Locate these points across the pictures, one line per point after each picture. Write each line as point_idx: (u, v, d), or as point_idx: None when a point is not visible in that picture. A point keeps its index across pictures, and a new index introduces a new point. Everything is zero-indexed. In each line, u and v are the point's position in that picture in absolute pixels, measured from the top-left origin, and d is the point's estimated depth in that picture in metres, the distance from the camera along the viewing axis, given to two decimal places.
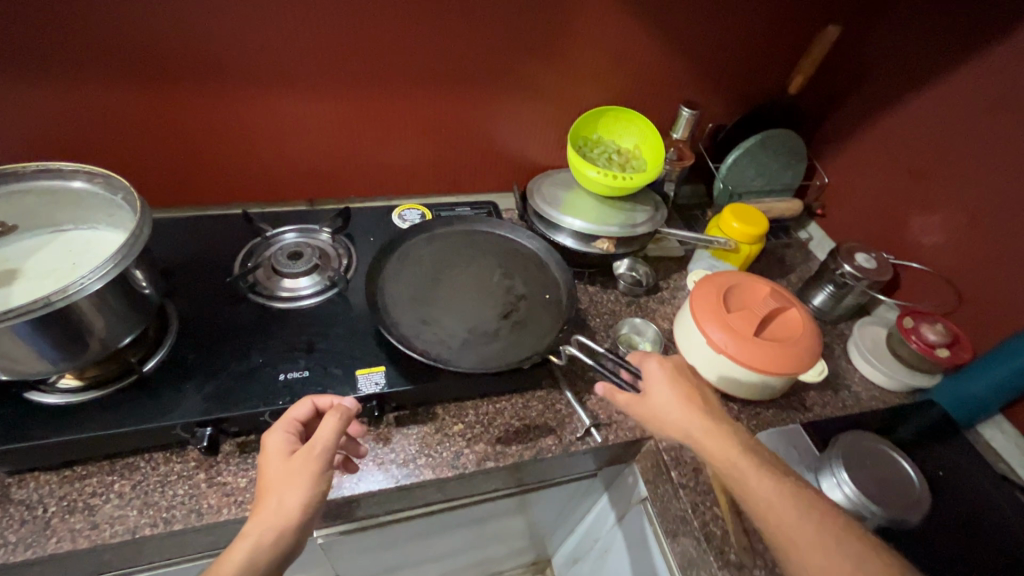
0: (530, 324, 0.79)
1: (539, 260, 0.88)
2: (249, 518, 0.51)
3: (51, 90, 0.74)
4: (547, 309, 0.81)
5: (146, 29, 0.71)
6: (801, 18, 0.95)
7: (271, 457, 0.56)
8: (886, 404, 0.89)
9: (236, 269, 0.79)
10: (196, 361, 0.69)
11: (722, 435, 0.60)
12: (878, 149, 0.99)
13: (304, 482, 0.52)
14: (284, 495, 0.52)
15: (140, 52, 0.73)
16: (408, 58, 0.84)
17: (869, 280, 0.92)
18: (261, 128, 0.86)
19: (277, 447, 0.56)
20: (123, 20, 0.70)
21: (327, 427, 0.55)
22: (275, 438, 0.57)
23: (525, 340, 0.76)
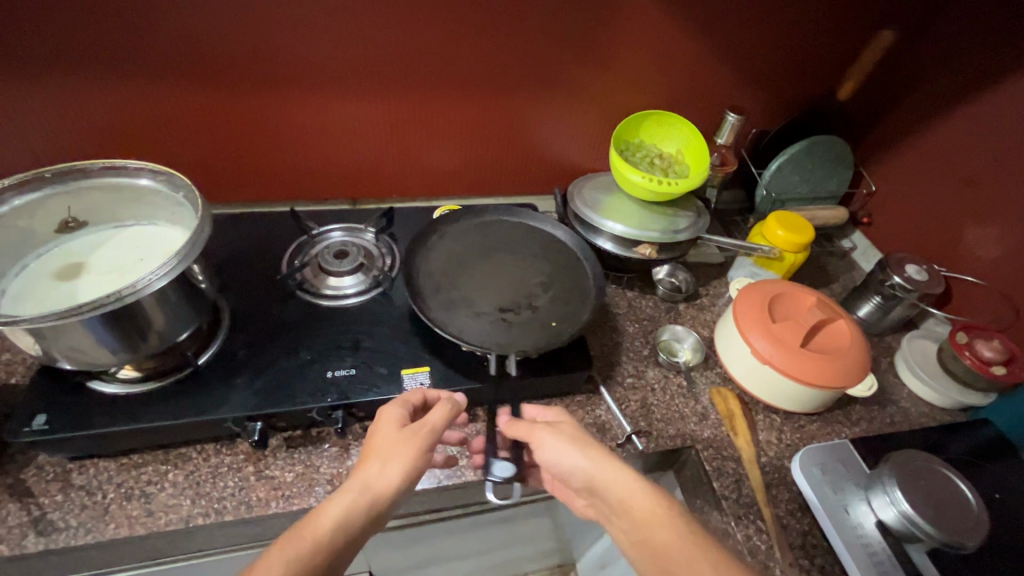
0: (517, 330, 0.75)
1: (585, 296, 0.81)
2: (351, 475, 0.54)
3: (116, 88, 0.77)
4: (543, 331, 0.75)
5: (206, 30, 0.74)
6: (854, 22, 0.93)
7: (381, 428, 0.59)
8: (935, 421, 0.86)
9: (284, 266, 0.81)
10: (247, 356, 0.70)
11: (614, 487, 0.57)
12: (930, 158, 0.96)
13: (409, 455, 0.55)
14: (390, 463, 0.55)
15: (198, 52, 0.76)
16: (454, 60, 0.85)
17: (919, 292, 0.90)
18: (307, 127, 0.88)
19: (391, 419, 0.59)
20: (184, 21, 0.72)
21: (439, 411, 0.59)
22: (392, 411, 0.61)
23: (498, 339, 0.73)
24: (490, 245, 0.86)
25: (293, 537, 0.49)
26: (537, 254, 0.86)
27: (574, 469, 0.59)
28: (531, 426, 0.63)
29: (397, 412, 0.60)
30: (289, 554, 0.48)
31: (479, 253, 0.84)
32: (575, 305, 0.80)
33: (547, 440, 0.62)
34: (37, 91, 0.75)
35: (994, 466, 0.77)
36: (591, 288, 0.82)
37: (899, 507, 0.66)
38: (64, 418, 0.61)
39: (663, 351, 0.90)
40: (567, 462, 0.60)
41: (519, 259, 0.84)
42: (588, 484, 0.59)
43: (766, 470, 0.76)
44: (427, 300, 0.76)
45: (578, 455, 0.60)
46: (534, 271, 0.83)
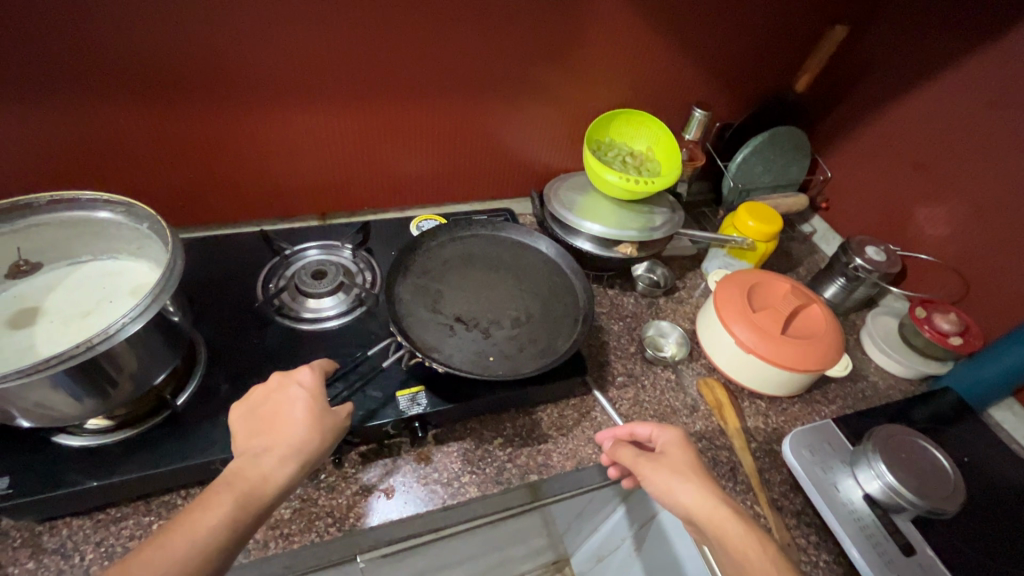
0: (456, 342, 0.68)
1: (545, 353, 0.70)
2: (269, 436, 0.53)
3: (54, 111, 0.70)
4: (472, 355, 0.67)
5: (157, 47, 0.68)
6: (807, 18, 0.97)
7: (310, 393, 0.57)
8: (901, 392, 0.92)
9: (259, 291, 0.76)
10: (229, 391, 0.66)
11: (720, 517, 0.56)
12: (883, 143, 1.02)
13: (340, 429, 0.56)
14: (322, 430, 0.55)
15: (149, 70, 0.70)
16: (427, 67, 0.83)
17: (880, 272, 0.95)
18: (270, 142, 0.84)
19: (317, 386, 0.58)
20: (132, 36, 0.66)
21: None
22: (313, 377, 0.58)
23: (439, 341, 0.68)
24: (499, 264, 0.80)
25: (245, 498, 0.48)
26: (531, 285, 0.78)
27: (683, 492, 0.59)
28: (636, 453, 0.64)
29: (318, 380, 0.59)
30: (234, 513, 0.47)
31: (488, 265, 0.80)
32: (528, 358, 0.69)
33: (655, 469, 0.61)
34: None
35: (959, 431, 0.83)
36: (557, 354, 0.70)
37: (884, 479, 0.70)
38: (30, 479, 0.56)
39: (650, 346, 0.91)
40: (671, 490, 0.59)
41: (520, 285, 0.77)
42: (687, 516, 0.58)
43: (757, 455, 0.79)
44: (406, 278, 0.75)
45: (688, 486, 0.59)
46: (519, 302, 0.75)
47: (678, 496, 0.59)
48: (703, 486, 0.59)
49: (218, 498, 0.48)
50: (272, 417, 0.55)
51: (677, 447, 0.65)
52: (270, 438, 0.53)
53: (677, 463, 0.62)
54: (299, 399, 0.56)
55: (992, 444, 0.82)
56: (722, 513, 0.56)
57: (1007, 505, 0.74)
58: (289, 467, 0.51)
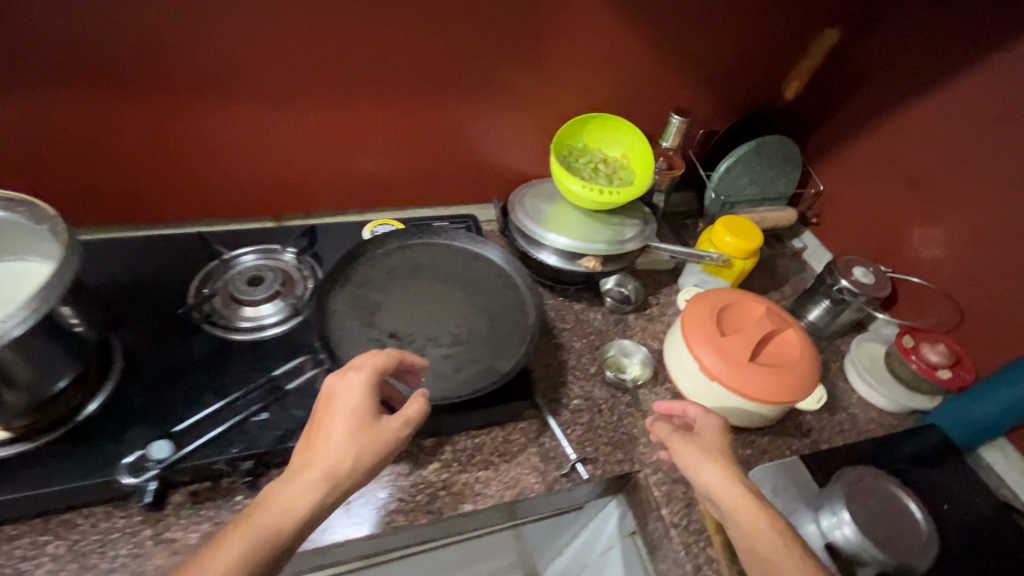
0: None
1: (483, 375, 0.65)
2: (308, 452, 0.50)
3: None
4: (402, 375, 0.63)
5: (76, 30, 0.65)
6: (798, 20, 0.90)
7: (353, 408, 0.51)
8: (884, 427, 0.85)
9: (190, 295, 0.72)
10: (142, 404, 0.62)
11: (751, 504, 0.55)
12: (877, 156, 0.94)
13: (383, 446, 0.51)
14: (359, 450, 0.50)
15: (73, 56, 0.67)
16: (379, 63, 0.78)
17: (867, 296, 0.88)
18: (217, 137, 0.80)
19: (365, 396, 0.52)
20: (48, 18, 0.63)
21: (415, 407, 0.53)
22: (362, 383, 0.53)
23: None
24: (449, 275, 0.75)
25: (277, 529, 0.46)
26: (480, 299, 0.73)
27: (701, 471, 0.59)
28: (671, 430, 0.63)
29: (369, 389, 0.53)
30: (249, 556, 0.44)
31: (436, 275, 0.74)
32: (463, 381, 0.64)
33: (684, 447, 0.61)
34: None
35: (942, 474, 0.76)
36: (496, 377, 0.65)
37: (846, 529, 0.64)
38: None
39: (612, 367, 0.86)
40: (698, 471, 0.58)
41: (467, 298, 0.72)
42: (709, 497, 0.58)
43: None
44: (343, 287, 0.70)
45: (711, 467, 0.58)
46: (463, 317, 0.70)
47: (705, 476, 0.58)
48: (727, 466, 0.58)
49: (231, 541, 0.44)
50: (317, 429, 0.51)
51: (714, 431, 0.63)
52: (308, 456, 0.50)
53: (705, 441, 0.61)
54: (340, 414, 0.51)
55: (978, 490, 0.75)
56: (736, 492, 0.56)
57: (988, 560, 0.68)
58: (316, 494, 0.48)
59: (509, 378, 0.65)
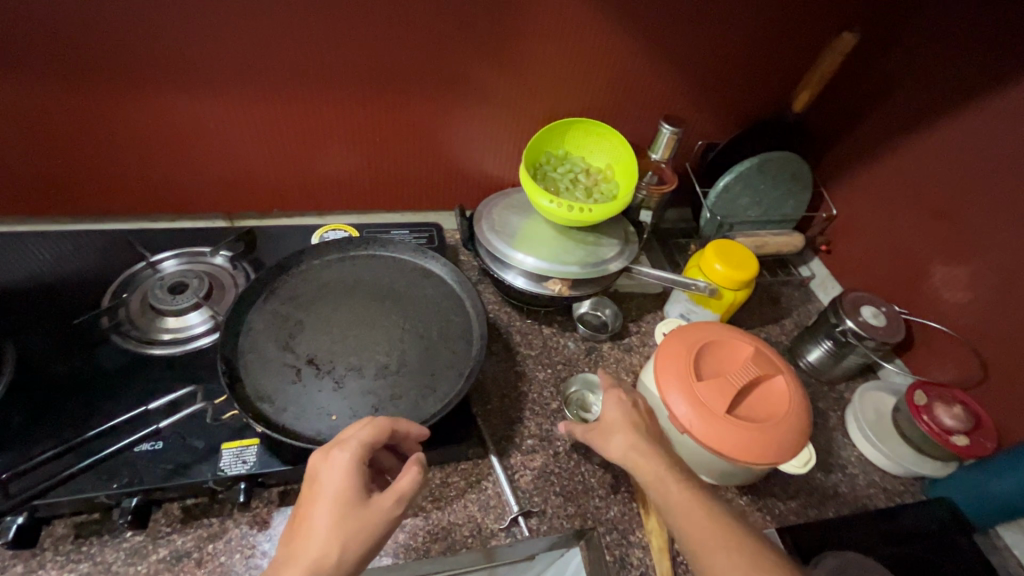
0: (299, 393, 0.56)
1: (409, 415, 0.57)
2: (293, 551, 0.42)
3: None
4: (314, 410, 0.55)
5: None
6: (814, 22, 0.79)
7: (342, 492, 0.45)
8: (885, 493, 0.74)
9: (104, 301, 0.66)
10: (22, 424, 0.55)
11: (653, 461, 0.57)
12: (899, 182, 0.83)
13: (375, 533, 0.44)
14: (345, 540, 0.43)
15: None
16: (328, 56, 0.70)
17: (874, 341, 0.77)
18: (152, 128, 0.73)
19: (351, 475, 0.46)
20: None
21: (406, 480, 0.47)
22: (346, 461, 0.46)
23: (278, 387, 0.56)
24: (391, 294, 0.67)
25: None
26: (421, 324, 0.65)
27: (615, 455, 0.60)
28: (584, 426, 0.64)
29: (355, 467, 0.47)
30: None
31: (376, 293, 0.67)
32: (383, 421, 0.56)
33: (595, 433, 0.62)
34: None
35: (949, 561, 0.65)
36: (423, 419, 0.57)
37: None
38: None
39: (573, 405, 0.76)
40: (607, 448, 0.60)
41: (405, 323, 0.64)
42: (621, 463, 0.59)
43: (678, 561, 0.64)
44: (268, 301, 0.63)
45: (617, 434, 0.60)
46: (396, 344, 0.62)
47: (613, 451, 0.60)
48: (632, 439, 0.59)
49: None
50: (300, 520, 0.44)
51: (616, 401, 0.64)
52: (290, 552, 0.43)
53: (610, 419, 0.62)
54: (327, 500, 0.45)
55: None
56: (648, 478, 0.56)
57: None
58: None
59: (433, 424, 0.56)
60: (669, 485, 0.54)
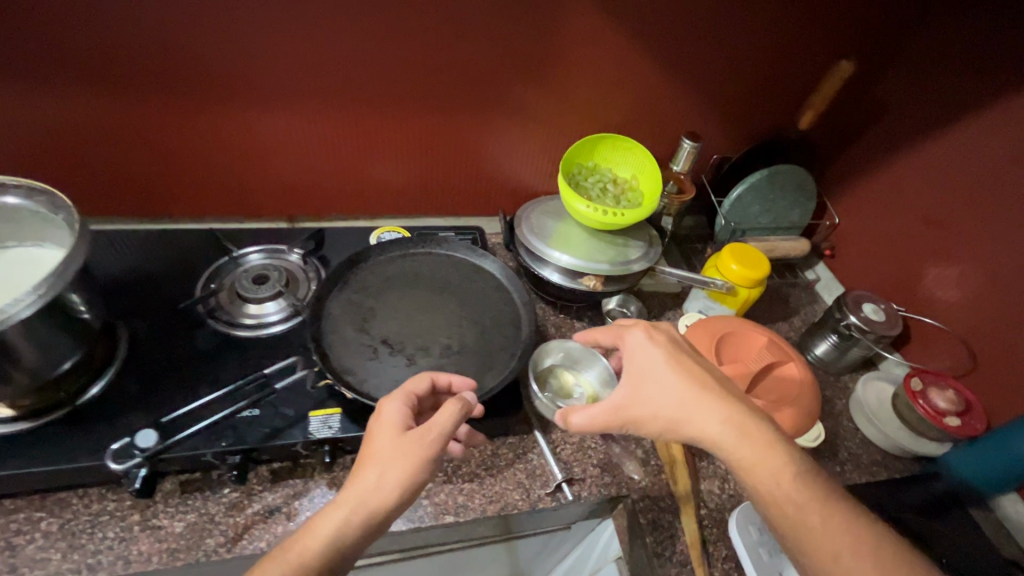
0: (376, 369, 0.65)
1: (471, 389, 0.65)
2: (353, 479, 0.52)
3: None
4: (390, 381, 0.64)
5: (100, 36, 0.68)
6: (817, 51, 0.90)
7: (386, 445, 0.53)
8: (887, 471, 0.83)
9: (197, 290, 0.75)
10: (140, 392, 0.64)
11: (739, 419, 0.57)
12: (894, 192, 0.92)
13: (414, 458, 0.52)
14: (390, 467, 0.51)
15: (95, 59, 0.70)
16: (393, 79, 0.80)
17: (876, 334, 0.86)
18: (234, 140, 0.83)
19: (399, 416, 0.55)
20: (75, 24, 0.66)
21: (443, 416, 0.54)
22: (395, 406, 0.56)
23: (357, 363, 0.65)
24: (447, 287, 0.76)
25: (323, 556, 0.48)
26: (475, 312, 0.73)
27: (664, 406, 0.58)
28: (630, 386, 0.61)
29: (403, 411, 0.56)
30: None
31: (435, 285, 0.76)
32: None
33: (651, 389, 0.60)
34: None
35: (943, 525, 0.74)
36: (483, 392, 0.66)
37: None
38: None
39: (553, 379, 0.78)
40: (663, 402, 0.59)
41: (462, 311, 0.73)
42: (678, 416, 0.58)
43: (704, 524, 0.73)
44: (342, 290, 0.72)
45: (672, 382, 0.59)
46: (456, 329, 0.71)
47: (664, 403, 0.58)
48: (695, 394, 0.58)
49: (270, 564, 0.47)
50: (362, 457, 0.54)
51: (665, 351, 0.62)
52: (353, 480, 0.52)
53: (651, 365, 0.61)
54: (371, 452, 0.53)
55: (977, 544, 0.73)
56: (716, 431, 0.56)
57: None
58: (346, 513, 0.49)
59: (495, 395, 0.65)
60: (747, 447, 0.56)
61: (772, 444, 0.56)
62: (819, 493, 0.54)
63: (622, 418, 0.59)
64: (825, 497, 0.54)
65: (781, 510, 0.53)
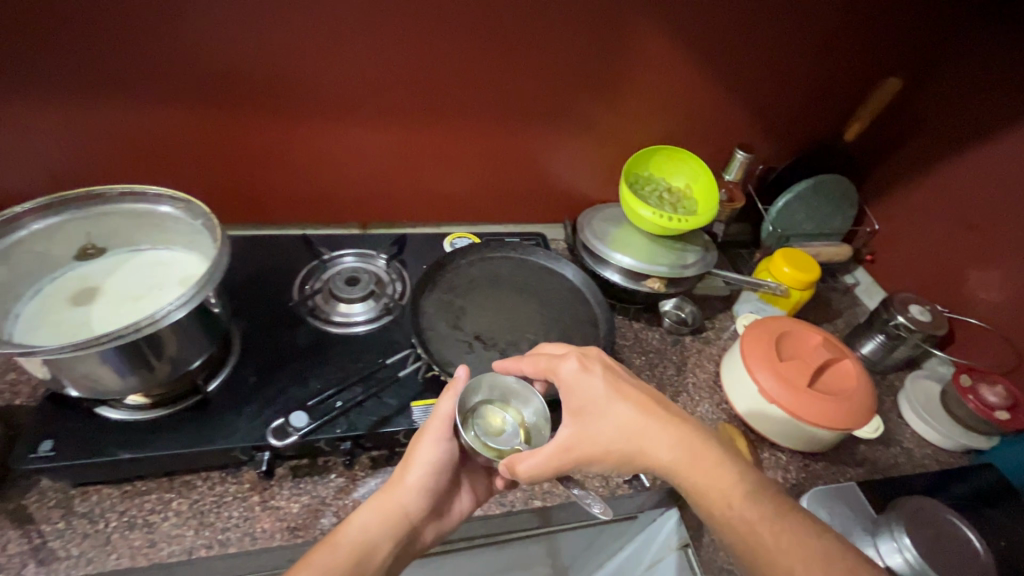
0: (473, 361, 0.70)
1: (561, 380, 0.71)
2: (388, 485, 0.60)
3: (118, 109, 0.76)
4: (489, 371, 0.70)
5: (217, 57, 0.74)
6: (860, 68, 0.96)
7: (431, 460, 0.60)
8: (938, 463, 0.87)
9: (295, 291, 0.81)
10: (256, 384, 0.70)
11: (699, 446, 0.56)
12: (934, 199, 0.98)
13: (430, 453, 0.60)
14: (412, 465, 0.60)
15: (207, 79, 0.76)
16: (471, 95, 0.87)
17: (924, 333, 0.90)
18: (321, 153, 0.89)
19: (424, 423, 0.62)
20: (195, 46, 0.72)
21: (446, 403, 0.60)
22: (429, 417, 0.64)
23: (455, 357, 0.70)
24: (526, 287, 0.82)
25: (355, 562, 0.54)
26: (554, 310, 0.79)
27: (612, 439, 0.57)
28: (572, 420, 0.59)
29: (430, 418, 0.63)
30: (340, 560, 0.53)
31: (514, 287, 0.81)
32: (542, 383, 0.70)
33: (594, 427, 0.58)
34: (44, 111, 0.74)
35: (997, 512, 0.78)
36: None
37: (905, 555, 0.68)
38: (70, 447, 0.61)
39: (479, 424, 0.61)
40: (612, 438, 0.57)
41: (543, 310, 0.79)
42: (635, 447, 0.57)
43: None
44: (433, 290, 0.78)
45: (618, 411, 0.58)
46: (539, 326, 0.77)
47: (612, 437, 0.57)
48: (646, 424, 0.57)
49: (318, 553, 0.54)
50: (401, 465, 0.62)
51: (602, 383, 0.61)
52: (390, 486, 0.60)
53: (592, 395, 0.60)
54: (418, 463, 0.60)
55: None
56: (668, 457, 0.55)
57: None
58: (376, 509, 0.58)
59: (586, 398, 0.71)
60: (713, 475, 0.54)
61: (733, 468, 0.55)
62: (784, 513, 0.52)
63: (571, 459, 0.56)
64: (780, 513, 0.52)
65: (759, 544, 0.51)
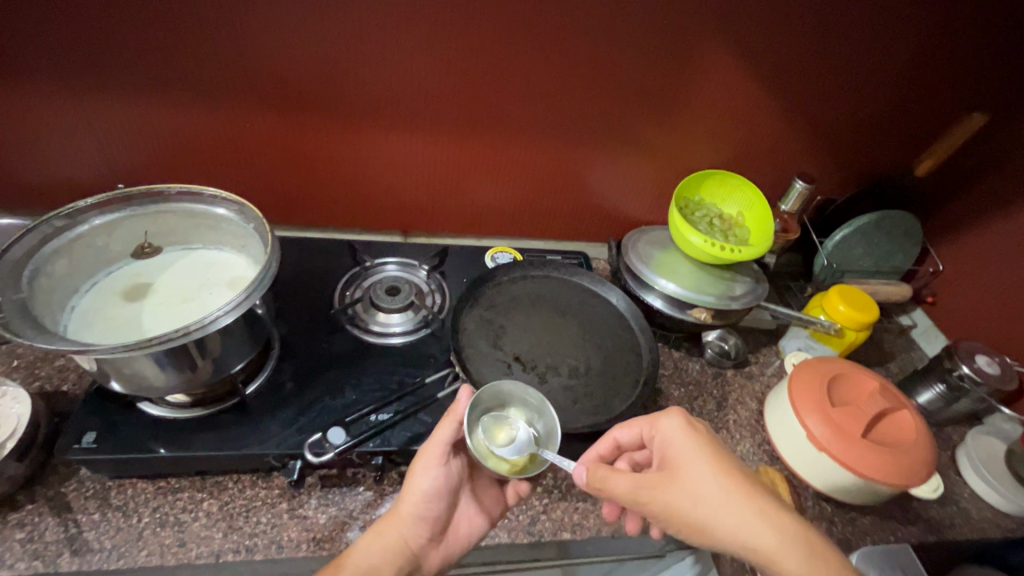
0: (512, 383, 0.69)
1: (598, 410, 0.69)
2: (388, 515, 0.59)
3: (182, 107, 0.78)
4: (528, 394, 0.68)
5: (280, 61, 0.75)
6: (937, 100, 0.91)
7: (427, 487, 0.58)
8: (999, 529, 0.81)
9: (337, 298, 0.81)
10: (293, 389, 0.70)
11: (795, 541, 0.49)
12: (1010, 243, 0.91)
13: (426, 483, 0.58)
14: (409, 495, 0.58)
15: (267, 81, 0.77)
16: (526, 109, 0.85)
17: (990, 387, 0.84)
18: (370, 159, 0.89)
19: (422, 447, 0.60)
20: (260, 49, 0.73)
21: (443, 431, 0.58)
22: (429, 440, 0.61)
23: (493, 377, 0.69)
24: (568, 310, 0.80)
25: None
26: (596, 336, 0.77)
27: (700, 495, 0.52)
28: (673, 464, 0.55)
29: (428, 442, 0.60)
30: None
31: (556, 308, 0.80)
32: (579, 412, 0.68)
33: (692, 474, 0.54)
34: (113, 107, 0.76)
35: None
36: (611, 415, 0.69)
37: None
38: (110, 439, 0.62)
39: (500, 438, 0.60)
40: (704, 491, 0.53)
41: (585, 334, 0.77)
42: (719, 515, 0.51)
43: None
44: (473, 307, 0.77)
45: (723, 479, 0.53)
46: (580, 351, 0.75)
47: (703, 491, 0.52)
48: (748, 506, 0.51)
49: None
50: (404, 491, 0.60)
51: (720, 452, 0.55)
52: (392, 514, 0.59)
53: (704, 454, 0.55)
54: (413, 491, 0.58)
55: None
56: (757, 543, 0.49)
57: None
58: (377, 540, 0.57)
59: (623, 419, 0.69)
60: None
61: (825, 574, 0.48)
62: None
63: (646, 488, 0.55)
64: None
65: None
